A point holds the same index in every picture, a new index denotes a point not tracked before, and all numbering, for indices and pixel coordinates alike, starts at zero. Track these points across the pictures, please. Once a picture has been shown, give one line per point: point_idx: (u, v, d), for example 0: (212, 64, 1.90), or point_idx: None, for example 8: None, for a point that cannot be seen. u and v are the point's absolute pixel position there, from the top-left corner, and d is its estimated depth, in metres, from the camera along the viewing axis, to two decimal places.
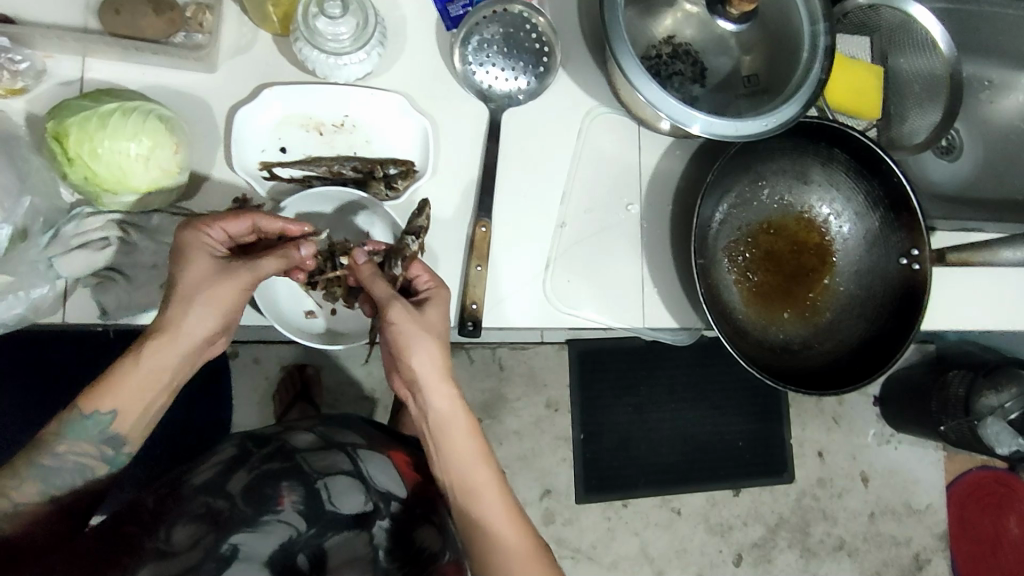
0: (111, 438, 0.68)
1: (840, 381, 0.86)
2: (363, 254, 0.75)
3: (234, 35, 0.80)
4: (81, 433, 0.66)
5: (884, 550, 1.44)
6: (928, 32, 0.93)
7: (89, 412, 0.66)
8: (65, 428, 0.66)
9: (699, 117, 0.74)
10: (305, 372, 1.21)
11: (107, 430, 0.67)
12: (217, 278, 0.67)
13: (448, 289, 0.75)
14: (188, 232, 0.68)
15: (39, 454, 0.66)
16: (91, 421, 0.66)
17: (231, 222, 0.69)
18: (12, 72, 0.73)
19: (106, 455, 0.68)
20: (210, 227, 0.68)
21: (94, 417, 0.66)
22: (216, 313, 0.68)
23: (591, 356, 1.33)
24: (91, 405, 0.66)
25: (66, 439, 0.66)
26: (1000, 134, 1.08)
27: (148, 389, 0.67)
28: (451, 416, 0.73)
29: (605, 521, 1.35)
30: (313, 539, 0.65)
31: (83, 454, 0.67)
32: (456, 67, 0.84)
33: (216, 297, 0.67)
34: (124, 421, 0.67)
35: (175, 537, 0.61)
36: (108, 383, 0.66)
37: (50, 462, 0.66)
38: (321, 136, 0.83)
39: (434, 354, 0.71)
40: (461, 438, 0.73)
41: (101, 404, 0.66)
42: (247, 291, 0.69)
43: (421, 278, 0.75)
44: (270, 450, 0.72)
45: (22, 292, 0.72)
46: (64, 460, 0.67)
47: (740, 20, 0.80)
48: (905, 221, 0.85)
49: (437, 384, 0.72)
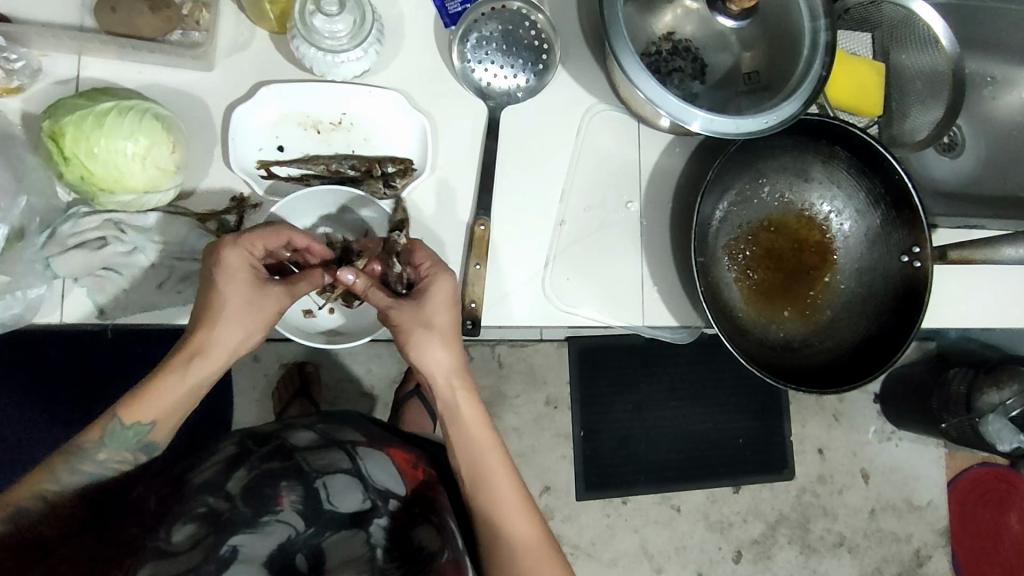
0: (147, 446, 0.69)
1: (840, 379, 0.86)
2: (352, 273, 0.70)
3: (230, 32, 0.80)
4: (122, 441, 0.67)
5: (884, 546, 1.44)
6: (931, 27, 0.93)
7: (130, 423, 0.66)
8: (103, 437, 0.67)
9: (699, 114, 0.74)
10: (305, 370, 1.21)
11: (144, 439, 0.68)
12: (262, 300, 0.69)
13: (450, 273, 0.72)
14: (234, 254, 0.68)
15: (78, 461, 0.66)
16: (131, 430, 0.67)
17: (268, 237, 0.70)
18: (8, 70, 0.72)
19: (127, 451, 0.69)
20: (253, 248, 0.69)
21: (135, 427, 0.67)
22: (259, 332, 0.70)
23: (590, 353, 1.33)
24: (132, 417, 0.66)
25: (106, 447, 0.67)
26: (1001, 131, 1.08)
27: (186, 401, 0.69)
28: (456, 404, 0.75)
29: (605, 518, 1.35)
30: (311, 539, 0.64)
31: (121, 461, 0.68)
32: (455, 63, 0.83)
33: (264, 316, 0.69)
34: (161, 431, 0.69)
35: (176, 537, 0.60)
36: (144, 394, 0.66)
37: (88, 468, 0.67)
38: (318, 134, 0.83)
39: (442, 353, 0.73)
40: (472, 430, 0.75)
41: (142, 415, 0.66)
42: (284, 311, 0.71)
43: (424, 265, 0.73)
44: (269, 450, 0.71)
45: (19, 292, 0.72)
46: (101, 466, 0.67)
47: (741, 16, 0.80)
48: (907, 219, 0.84)
49: (443, 378, 0.75)
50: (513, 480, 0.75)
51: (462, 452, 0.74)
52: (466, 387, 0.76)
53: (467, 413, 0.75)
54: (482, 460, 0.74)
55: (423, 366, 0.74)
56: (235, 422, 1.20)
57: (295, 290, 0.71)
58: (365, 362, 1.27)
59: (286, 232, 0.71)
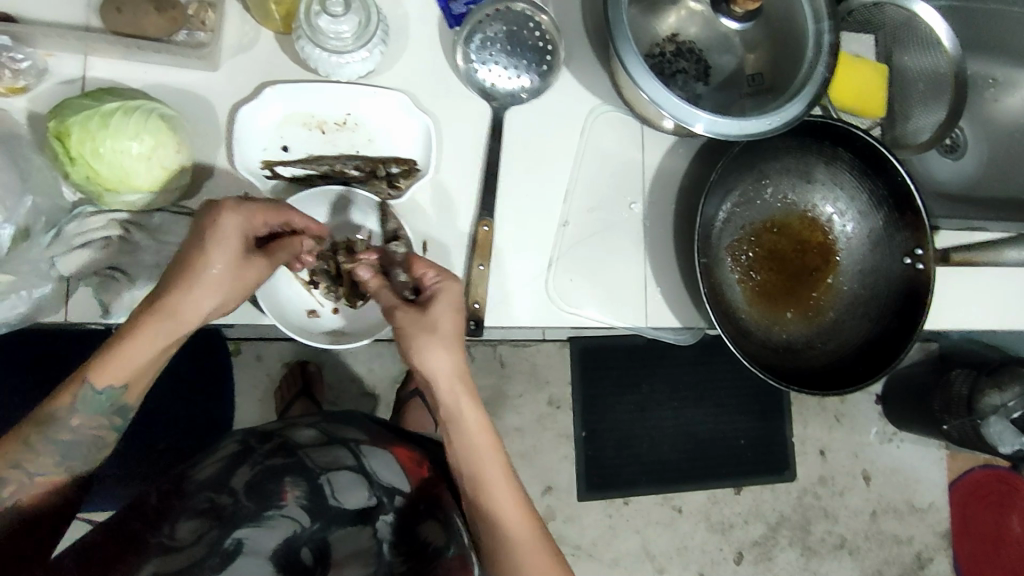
0: (121, 409, 0.68)
1: (840, 381, 0.86)
2: (367, 270, 0.75)
3: (236, 32, 0.80)
4: (93, 407, 0.66)
5: (885, 548, 1.44)
6: (934, 30, 0.92)
7: (101, 386, 0.64)
8: (75, 404, 0.65)
9: (703, 117, 0.74)
10: (307, 369, 1.21)
11: (118, 403, 0.67)
12: (243, 270, 0.67)
13: (457, 281, 0.73)
14: (235, 224, 0.65)
15: (55, 429, 0.65)
16: (104, 394, 0.65)
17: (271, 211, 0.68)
18: (13, 70, 0.72)
19: (112, 424, 0.68)
20: (254, 219, 0.67)
21: (108, 391, 0.65)
22: (235, 297, 0.68)
23: (592, 353, 1.33)
24: (102, 379, 0.64)
25: (78, 413, 0.65)
26: (1004, 132, 1.08)
27: (158, 360, 0.67)
28: (458, 409, 0.73)
29: (606, 519, 1.35)
30: (316, 534, 0.65)
31: (95, 426, 0.67)
32: (460, 65, 0.84)
33: (245, 290, 0.68)
34: (134, 390, 0.67)
35: (180, 533, 0.60)
36: (116, 356, 0.64)
37: (63, 436, 0.65)
38: (324, 134, 0.83)
39: (444, 356, 0.72)
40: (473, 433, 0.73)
41: (113, 378, 0.65)
42: (264, 277, 0.70)
43: (428, 274, 0.73)
44: (272, 446, 0.71)
45: (24, 291, 0.72)
46: (76, 432, 0.66)
47: (745, 19, 0.80)
48: (910, 220, 0.85)
49: (444, 384, 0.73)
50: (513, 486, 0.74)
51: (464, 457, 0.73)
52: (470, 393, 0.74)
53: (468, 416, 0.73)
54: (486, 464, 0.73)
55: (430, 372, 0.72)
56: (237, 421, 1.20)
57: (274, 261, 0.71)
58: (367, 362, 1.27)
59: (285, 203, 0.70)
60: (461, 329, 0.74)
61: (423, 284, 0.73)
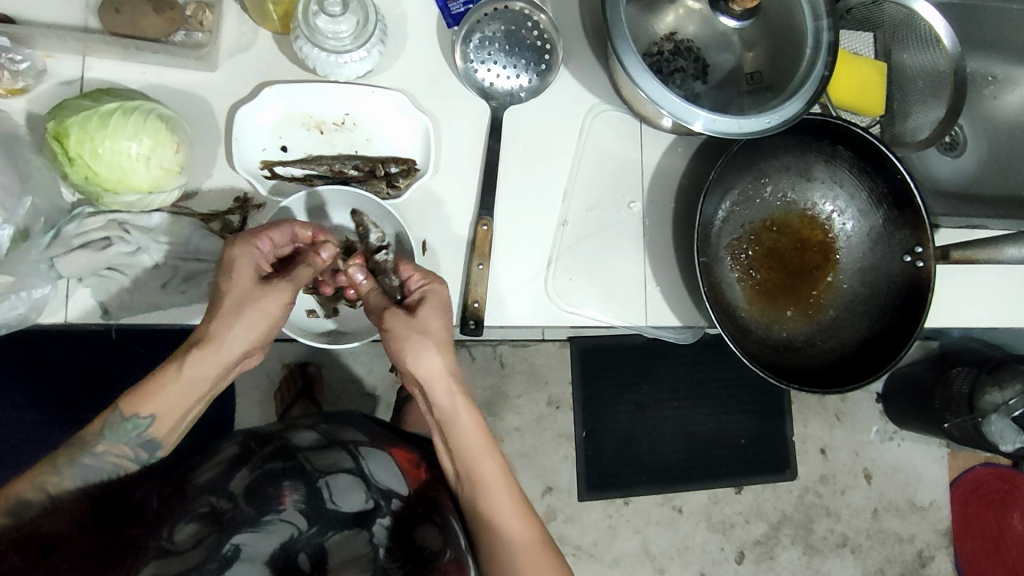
0: (147, 442, 0.68)
1: (840, 379, 0.86)
2: (362, 271, 0.74)
3: (234, 33, 0.80)
4: (121, 436, 0.66)
5: (887, 546, 1.44)
6: (933, 27, 0.93)
7: (129, 414, 0.66)
8: (104, 429, 0.66)
9: (701, 114, 0.74)
10: (308, 370, 1.21)
11: (144, 434, 0.67)
12: (261, 294, 0.67)
13: (444, 285, 0.74)
14: (240, 248, 0.67)
15: (79, 454, 0.66)
16: (131, 423, 0.66)
17: (276, 232, 0.70)
18: (12, 71, 0.73)
19: (139, 457, 0.68)
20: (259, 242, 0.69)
21: (133, 420, 0.66)
22: (260, 322, 0.68)
23: (592, 353, 1.33)
24: (131, 406, 0.66)
25: (106, 439, 0.66)
26: (1003, 130, 1.07)
27: (190, 395, 0.67)
28: (454, 408, 0.73)
29: (606, 519, 1.35)
30: (314, 539, 0.65)
31: (121, 455, 0.67)
32: (458, 64, 0.83)
33: (265, 313, 0.67)
34: (162, 426, 0.67)
35: (179, 536, 0.60)
36: (146, 386, 0.66)
37: (88, 460, 0.66)
38: (322, 134, 0.83)
39: (436, 359, 0.71)
40: (467, 435, 0.73)
41: (142, 407, 0.66)
42: (289, 305, 0.69)
43: (414, 278, 0.74)
44: (272, 450, 0.71)
45: (23, 292, 0.72)
46: (102, 459, 0.66)
47: (744, 17, 0.80)
48: (910, 218, 0.85)
49: (441, 385, 0.73)
50: (512, 486, 0.74)
51: (463, 455, 0.73)
52: (462, 394, 0.74)
53: (464, 419, 0.73)
54: (482, 462, 0.73)
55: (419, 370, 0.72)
56: (238, 422, 1.20)
57: (295, 281, 0.69)
58: (367, 363, 1.27)
59: (290, 224, 0.71)
60: (448, 337, 0.74)
61: (409, 288, 0.74)
